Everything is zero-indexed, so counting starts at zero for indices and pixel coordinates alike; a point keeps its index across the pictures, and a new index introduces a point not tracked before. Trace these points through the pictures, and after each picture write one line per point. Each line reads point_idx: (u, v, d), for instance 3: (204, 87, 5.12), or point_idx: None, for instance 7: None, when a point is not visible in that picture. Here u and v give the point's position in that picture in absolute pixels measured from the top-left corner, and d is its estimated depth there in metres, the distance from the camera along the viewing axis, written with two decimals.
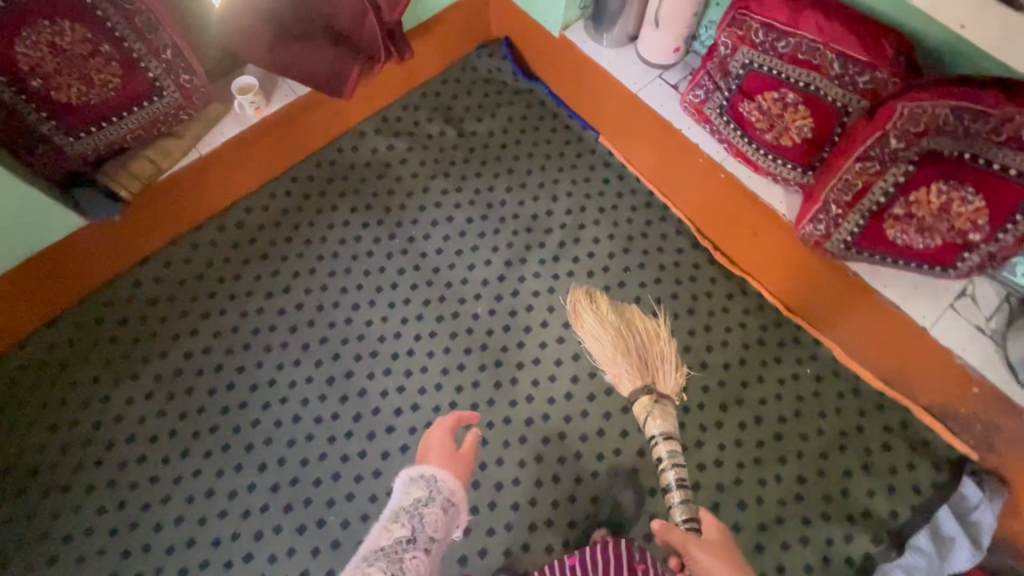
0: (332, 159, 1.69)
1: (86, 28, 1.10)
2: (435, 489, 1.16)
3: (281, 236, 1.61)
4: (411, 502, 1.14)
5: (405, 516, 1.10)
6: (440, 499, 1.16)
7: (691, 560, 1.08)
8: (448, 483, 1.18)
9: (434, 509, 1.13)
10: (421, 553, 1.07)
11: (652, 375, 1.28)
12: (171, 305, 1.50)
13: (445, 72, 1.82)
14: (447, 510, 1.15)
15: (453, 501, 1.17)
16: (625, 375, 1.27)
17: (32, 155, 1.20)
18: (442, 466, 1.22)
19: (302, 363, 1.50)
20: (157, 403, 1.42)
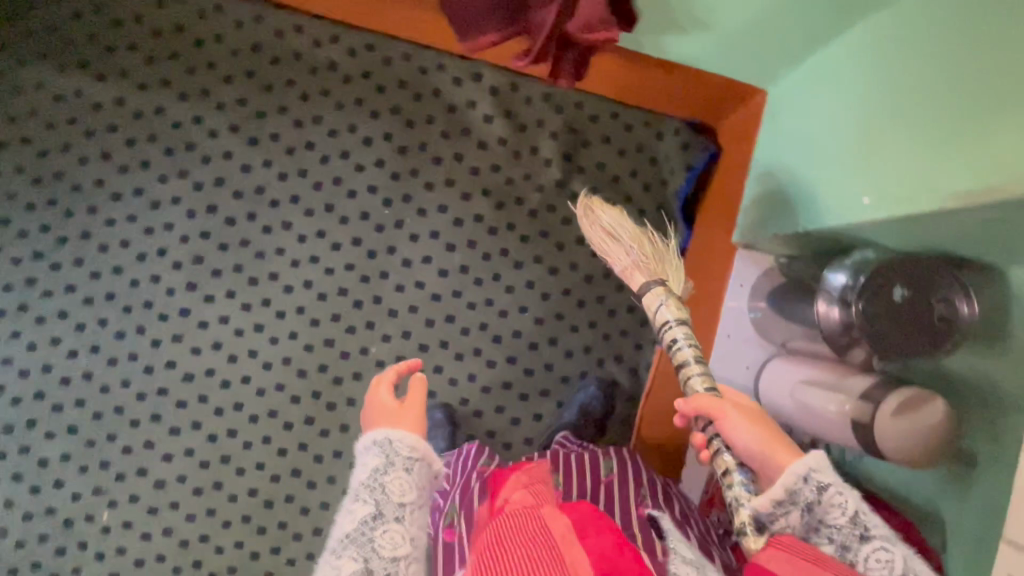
0: (423, 67, 1.25)
1: None
2: (393, 450, 0.72)
3: (300, 87, 1.25)
4: (368, 476, 0.71)
5: (365, 495, 0.69)
6: (405, 460, 0.71)
7: (729, 430, 0.71)
8: (412, 434, 0.73)
9: (400, 475, 0.70)
10: (395, 528, 0.68)
11: (663, 271, 0.88)
12: (148, 42, 1.22)
13: (625, 109, 1.27)
14: (416, 469, 0.72)
15: (419, 455, 0.72)
16: (646, 264, 0.88)
17: None
18: (400, 414, 0.75)
19: (193, 217, 1.26)
20: (54, 114, 1.22)
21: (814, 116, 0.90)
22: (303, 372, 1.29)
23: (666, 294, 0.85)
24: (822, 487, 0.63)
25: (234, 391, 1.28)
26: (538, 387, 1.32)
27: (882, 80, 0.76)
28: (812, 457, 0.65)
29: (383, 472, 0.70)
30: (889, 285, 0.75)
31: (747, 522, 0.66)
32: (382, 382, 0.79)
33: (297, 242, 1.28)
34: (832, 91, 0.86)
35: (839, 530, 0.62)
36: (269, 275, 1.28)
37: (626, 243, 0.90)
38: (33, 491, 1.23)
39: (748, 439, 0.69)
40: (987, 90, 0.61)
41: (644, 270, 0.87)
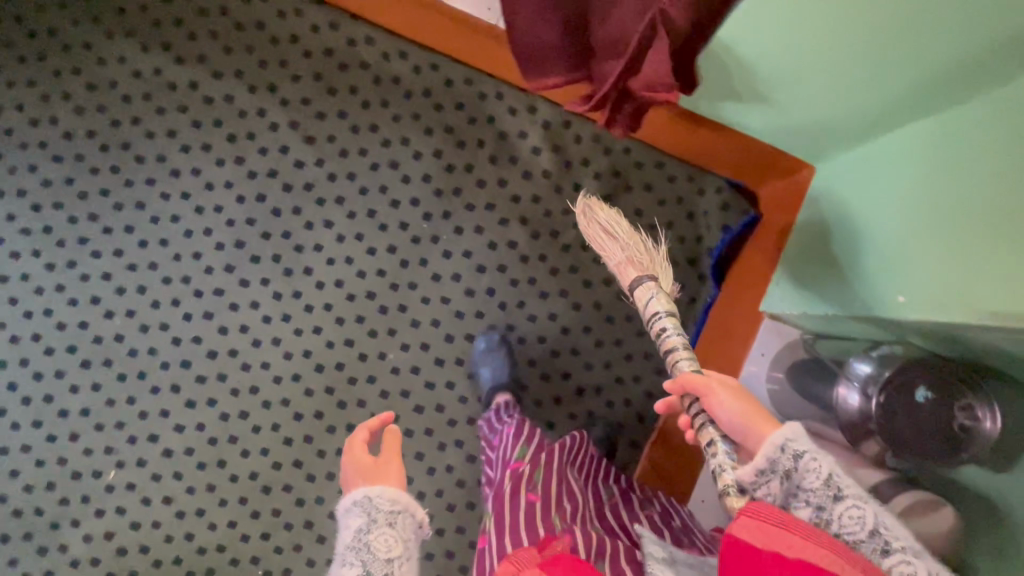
0: (482, 93, 1.30)
1: None
2: (374, 507, 0.76)
3: (363, 95, 1.31)
4: (353, 537, 0.75)
5: (351, 557, 0.73)
6: (387, 515, 0.76)
7: (715, 405, 0.73)
8: (393, 487, 0.78)
9: (383, 530, 0.74)
10: None
11: (654, 268, 0.90)
12: (229, 33, 1.29)
13: (671, 159, 1.30)
14: (398, 522, 0.76)
15: (401, 505, 0.76)
16: (640, 261, 0.90)
17: None
18: (380, 469, 0.80)
19: (242, 204, 1.31)
20: (131, 87, 1.29)
21: (853, 205, 0.93)
22: (320, 367, 1.33)
23: (658, 289, 0.88)
24: (799, 455, 0.66)
25: (252, 374, 1.32)
26: (544, 419, 1.33)
27: (915, 186, 0.79)
28: (791, 428, 0.67)
29: (367, 531, 0.74)
30: (911, 386, 0.75)
31: (730, 486, 0.70)
32: (358, 440, 0.82)
33: (335, 242, 1.33)
34: (869, 185, 0.90)
35: (815, 499, 0.65)
36: (303, 269, 1.32)
37: (620, 240, 0.92)
38: (49, 439, 1.28)
39: (733, 416, 0.72)
40: (1001, 212, 0.64)
41: (636, 264, 0.90)
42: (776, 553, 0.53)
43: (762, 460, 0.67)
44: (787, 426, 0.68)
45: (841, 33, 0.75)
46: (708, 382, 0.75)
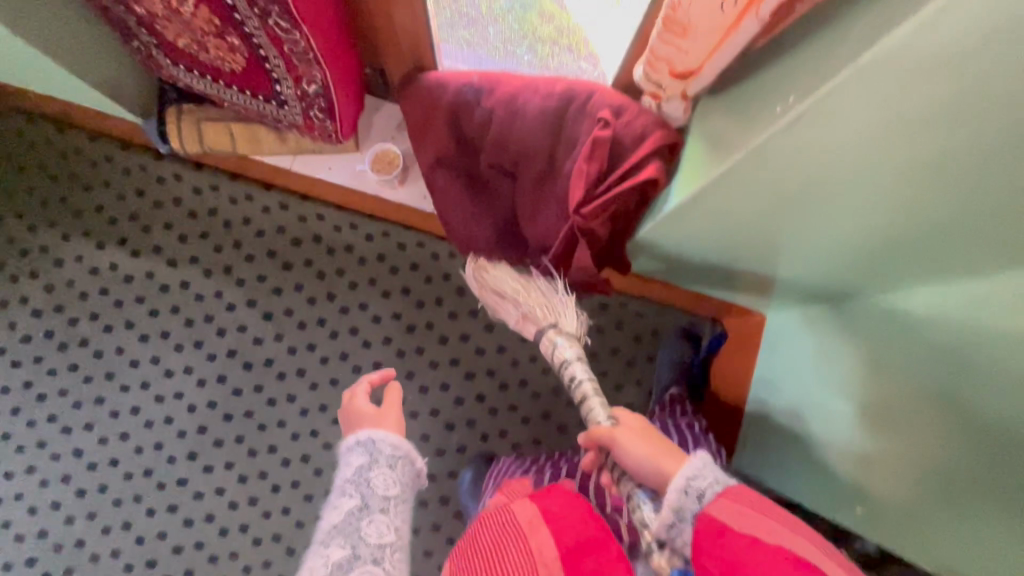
0: (434, 252, 1.32)
1: (218, 20, 0.73)
2: (377, 448, 0.75)
3: (317, 266, 1.32)
4: (353, 473, 0.74)
5: (350, 490, 0.72)
6: (388, 457, 0.75)
7: (621, 453, 0.73)
8: (394, 433, 0.78)
9: (385, 470, 0.74)
10: (380, 520, 0.71)
11: (555, 311, 0.86)
12: (181, 221, 1.32)
13: (634, 298, 1.28)
14: (399, 466, 0.76)
15: (402, 451, 0.76)
16: (544, 306, 0.86)
17: (126, 43, 0.88)
18: (378, 417, 0.80)
19: (203, 387, 1.30)
20: (88, 283, 1.31)
21: (920, 410, 0.73)
22: (291, 550, 1.27)
23: (558, 333, 0.84)
24: (704, 491, 0.63)
25: (220, 567, 1.25)
26: None
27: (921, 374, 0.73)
28: (691, 465, 0.65)
29: (369, 469, 0.74)
30: None
31: (652, 542, 0.66)
32: (359, 394, 0.85)
33: (299, 415, 1.30)
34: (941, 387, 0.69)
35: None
36: (269, 447, 1.29)
37: (517, 299, 0.87)
38: None
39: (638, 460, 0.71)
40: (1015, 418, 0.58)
41: (534, 320, 0.87)
42: (741, 532, 0.53)
43: (673, 509, 0.64)
44: (687, 463, 0.65)
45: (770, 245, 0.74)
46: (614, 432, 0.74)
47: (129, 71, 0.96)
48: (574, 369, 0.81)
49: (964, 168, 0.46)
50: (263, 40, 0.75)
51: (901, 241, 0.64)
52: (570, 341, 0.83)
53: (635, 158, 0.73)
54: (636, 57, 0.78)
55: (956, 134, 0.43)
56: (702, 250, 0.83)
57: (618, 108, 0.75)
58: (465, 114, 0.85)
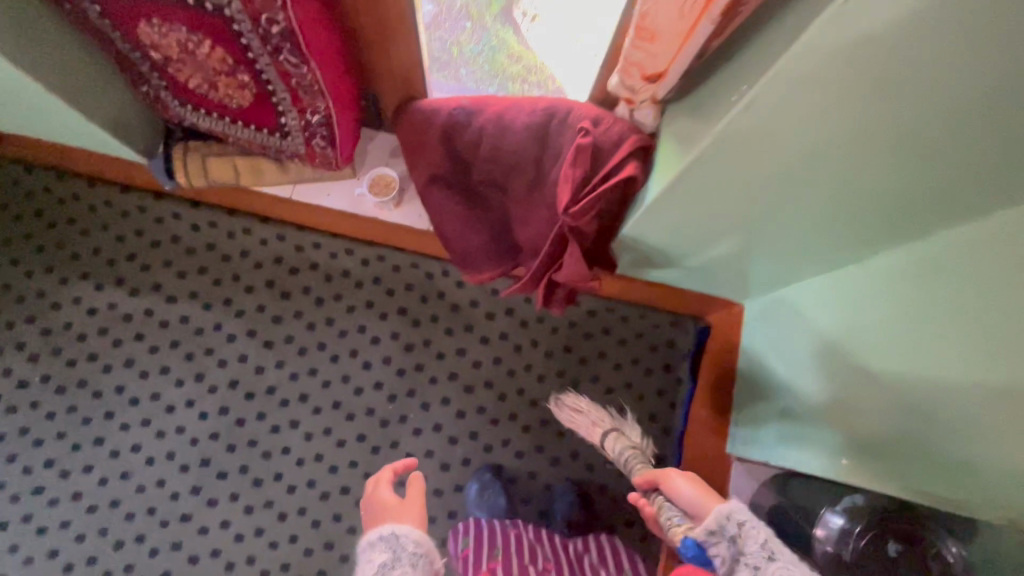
0: (428, 272, 1.38)
1: (229, 57, 0.81)
2: (399, 545, 0.74)
3: (316, 293, 1.36)
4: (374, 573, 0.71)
5: None
6: (411, 556, 0.73)
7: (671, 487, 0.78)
8: (417, 529, 0.76)
9: (406, 570, 0.71)
10: None
11: (623, 426, 1.06)
12: (180, 258, 1.35)
13: (620, 302, 1.36)
14: (421, 566, 0.73)
15: (424, 549, 0.74)
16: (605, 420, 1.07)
17: (136, 88, 0.95)
18: (401, 510, 0.80)
19: (205, 420, 1.31)
20: (86, 325, 1.32)
21: (878, 365, 0.79)
22: None
23: (620, 436, 1.02)
24: (743, 522, 0.65)
25: None
26: None
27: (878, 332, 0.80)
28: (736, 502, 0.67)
29: (391, 567, 0.72)
30: (883, 540, 0.77)
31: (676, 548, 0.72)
32: (380, 485, 0.85)
33: (303, 440, 1.31)
34: (890, 331, 0.76)
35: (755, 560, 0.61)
36: (274, 475, 1.29)
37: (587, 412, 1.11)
38: None
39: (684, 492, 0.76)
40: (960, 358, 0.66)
41: (602, 426, 1.07)
42: None
43: (710, 524, 0.67)
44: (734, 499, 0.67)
45: (746, 228, 0.82)
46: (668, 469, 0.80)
47: (138, 114, 1.02)
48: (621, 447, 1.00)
49: (894, 124, 0.55)
50: (273, 74, 0.83)
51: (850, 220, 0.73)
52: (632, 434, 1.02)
53: (615, 159, 0.81)
54: (608, 74, 0.88)
55: (887, 98, 0.51)
56: (680, 242, 0.91)
57: (596, 118, 0.84)
58: (455, 136, 0.94)
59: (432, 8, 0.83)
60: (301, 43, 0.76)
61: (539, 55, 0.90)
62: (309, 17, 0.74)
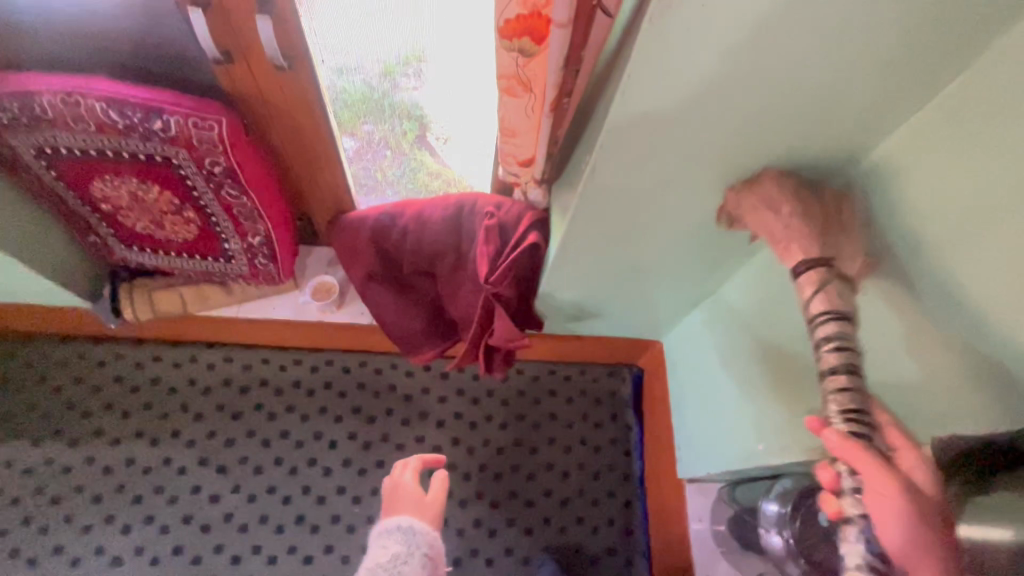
0: (378, 368, 1.44)
1: (175, 198, 0.94)
2: (414, 540, 0.81)
3: (267, 408, 1.38)
4: (386, 558, 0.79)
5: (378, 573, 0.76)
6: (423, 553, 0.80)
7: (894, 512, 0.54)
8: (431, 530, 0.83)
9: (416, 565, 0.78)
10: None
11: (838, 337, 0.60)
12: (123, 398, 1.35)
13: (560, 363, 1.48)
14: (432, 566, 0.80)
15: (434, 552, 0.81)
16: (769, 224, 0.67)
17: (82, 239, 1.04)
18: (420, 507, 0.86)
19: (157, 565, 1.24)
20: (21, 487, 1.26)
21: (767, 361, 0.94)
22: None
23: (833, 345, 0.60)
24: None
25: None
26: None
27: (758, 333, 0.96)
28: None
29: (403, 559, 0.78)
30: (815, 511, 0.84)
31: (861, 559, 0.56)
32: (404, 478, 0.89)
33: (266, 565, 1.26)
34: (765, 331, 0.90)
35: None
36: None
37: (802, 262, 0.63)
38: None
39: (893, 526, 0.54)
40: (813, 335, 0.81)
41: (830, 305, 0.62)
42: None
43: None
44: None
45: (634, 268, 0.99)
46: (874, 458, 0.55)
47: (83, 263, 1.10)
48: (833, 327, 0.60)
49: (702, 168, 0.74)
50: (216, 206, 0.96)
51: (712, 244, 0.90)
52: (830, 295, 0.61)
53: (518, 232, 0.98)
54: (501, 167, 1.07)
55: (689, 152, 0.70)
56: (588, 291, 1.06)
57: (498, 203, 1.02)
58: (384, 237, 1.09)
59: (354, 144, 1.04)
60: (240, 178, 0.90)
61: (455, 172, 1.12)
62: (246, 157, 0.90)
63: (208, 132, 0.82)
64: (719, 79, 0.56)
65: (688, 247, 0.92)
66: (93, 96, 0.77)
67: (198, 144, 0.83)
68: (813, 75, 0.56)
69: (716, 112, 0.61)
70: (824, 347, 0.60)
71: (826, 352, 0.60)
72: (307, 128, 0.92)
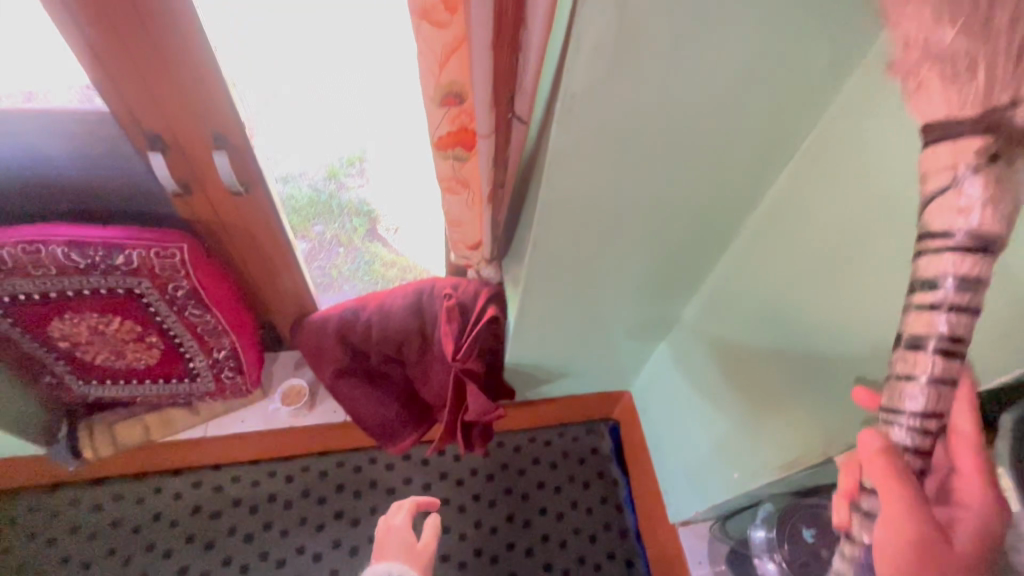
0: (356, 466, 1.41)
1: (138, 326, 0.95)
2: None
3: (243, 531, 1.31)
4: None
5: None
6: None
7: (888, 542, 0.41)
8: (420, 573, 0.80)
9: None
10: None
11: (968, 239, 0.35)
12: (81, 548, 1.25)
13: (537, 429, 1.49)
14: None
15: None
16: None
17: (36, 382, 1.02)
18: (411, 551, 0.83)
19: None
20: None
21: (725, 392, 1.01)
22: None
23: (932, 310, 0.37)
24: None
25: None
26: None
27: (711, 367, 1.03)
28: None
29: None
30: (798, 530, 0.87)
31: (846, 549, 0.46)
32: (396, 518, 0.88)
33: None
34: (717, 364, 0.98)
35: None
36: None
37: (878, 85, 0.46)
38: None
39: (903, 557, 0.41)
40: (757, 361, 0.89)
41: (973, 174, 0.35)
42: None
43: None
44: None
45: (589, 325, 1.06)
46: (903, 487, 0.40)
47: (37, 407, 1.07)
48: (953, 287, 0.35)
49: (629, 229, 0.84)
50: (179, 328, 0.98)
51: (653, 289, 0.99)
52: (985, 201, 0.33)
53: (477, 308, 1.04)
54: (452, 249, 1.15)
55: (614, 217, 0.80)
56: (550, 353, 1.12)
57: (454, 285, 1.08)
58: (349, 333, 1.12)
59: (306, 245, 1.11)
60: (204, 297, 0.94)
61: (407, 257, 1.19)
62: (208, 276, 0.93)
63: (171, 260, 0.86)
64: (626, 160, 0.66)
65: (633, 299, 1.00)
66: (54, 243, 0.80)
67: (160, 271, 0.87)
68: (701, 147, 0.68)
69: (628, 185, 0.71)
70: (920, 304, 0.37)
71: (922, 313, 0.37)
72: (265, 241, 0.98)
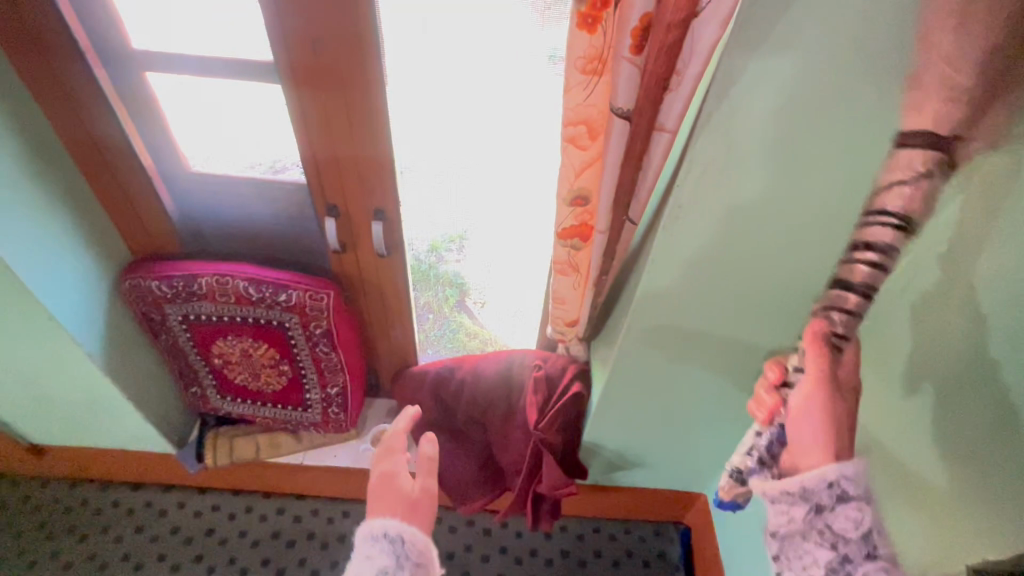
0: None
1: (278, 354, 1.13)
2: (405, 551, 0.63)
3: (311, 564, 1.38)
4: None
5: None
6: (412, 561, 0.63)
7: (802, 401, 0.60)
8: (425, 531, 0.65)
9: None
10: None
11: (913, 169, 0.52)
12: (177, 548, 1.39)
13: (604, 520, 1.46)
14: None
15: (423, 556, 0.63)
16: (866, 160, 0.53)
17: (187, 389, 1.22)
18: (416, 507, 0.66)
19: None
20: None
21: None
22: None
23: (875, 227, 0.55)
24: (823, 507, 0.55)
25: None
26: None
27: None
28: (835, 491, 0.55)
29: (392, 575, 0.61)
30: None
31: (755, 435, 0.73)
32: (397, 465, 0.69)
33: None
34: None
35: (845, 547, 0.55)
36: None
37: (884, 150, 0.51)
38: None
39: (806, 430, 0.58)
40: None
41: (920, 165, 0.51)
42: None
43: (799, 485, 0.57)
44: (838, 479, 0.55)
45: (672, 416, 1.09)
46: (820, 352, 0.60)
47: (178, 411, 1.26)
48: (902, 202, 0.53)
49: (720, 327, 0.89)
50: (308, 361, 1.14)
51: (737, 388, 1.00)
52: (918, 194, 0.52)
53: (564, 381, 1.11)
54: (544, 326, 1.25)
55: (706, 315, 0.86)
56: (628, 437, 1.15)
57: (545, 357, 1.17)
58: (443, 389, 1.23)
59: None
60: (335, 338, 1.10)
61: (488, 331, 1.29)
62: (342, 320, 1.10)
63: (319, 302, 1.04)
64: (723, 261, 0.74)
65: (718, 396, 1.02)
66: (241, 277, 1.01)
67: (308, 310, 1.05)
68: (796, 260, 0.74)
69: (722, 286, 0.78)
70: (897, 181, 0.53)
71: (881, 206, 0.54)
72: (391, 296, 1.14)
